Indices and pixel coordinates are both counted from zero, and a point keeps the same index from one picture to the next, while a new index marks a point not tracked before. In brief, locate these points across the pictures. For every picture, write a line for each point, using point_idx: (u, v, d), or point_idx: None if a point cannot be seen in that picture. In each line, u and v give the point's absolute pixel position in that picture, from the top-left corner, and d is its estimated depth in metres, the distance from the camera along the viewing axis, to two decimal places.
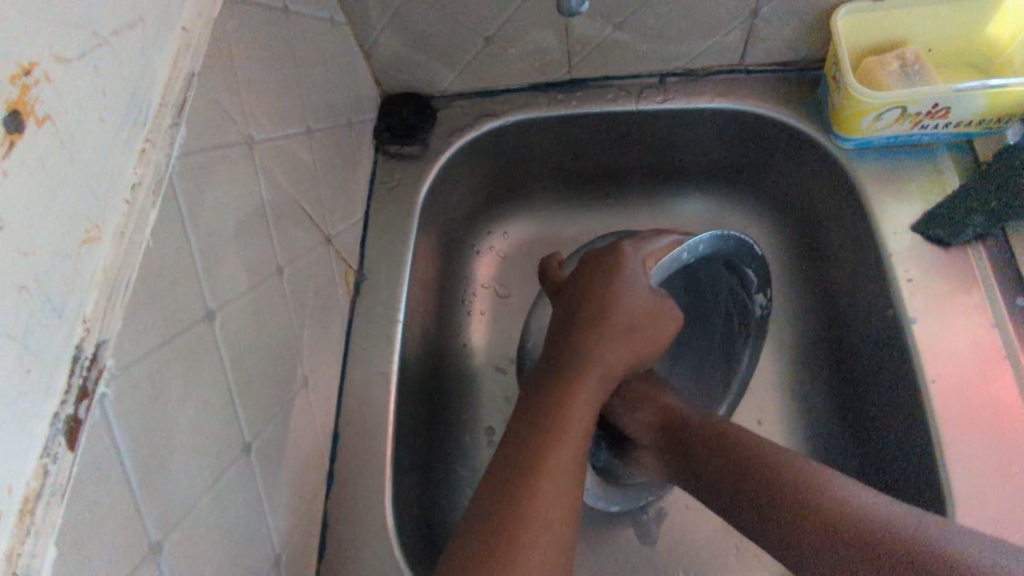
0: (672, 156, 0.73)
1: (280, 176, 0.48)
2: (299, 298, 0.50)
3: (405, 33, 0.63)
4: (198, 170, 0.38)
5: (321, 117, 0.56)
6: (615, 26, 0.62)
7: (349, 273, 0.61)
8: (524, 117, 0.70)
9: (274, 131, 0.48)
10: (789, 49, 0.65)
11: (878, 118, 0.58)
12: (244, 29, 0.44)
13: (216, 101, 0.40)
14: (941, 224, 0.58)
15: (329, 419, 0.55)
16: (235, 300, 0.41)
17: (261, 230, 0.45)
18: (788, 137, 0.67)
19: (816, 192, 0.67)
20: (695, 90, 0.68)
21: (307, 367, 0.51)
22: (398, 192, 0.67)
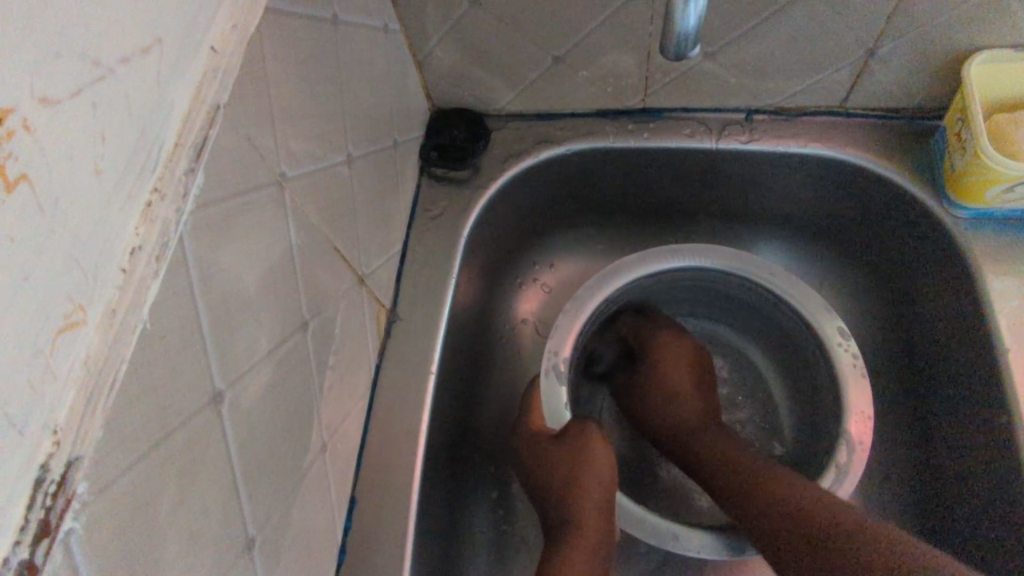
0: (749, 200, 0.65)
1: (314, 214, 0.42)
2: (324, 353, 0.44)
3: (464, 47, 0.56)
4: (215, 223, 0.31)
5: (364, 140, 0.49)
6: (705, 55, 0.54)
7: (382, 313, 0.55)
8: (588, 145, 0.62)
9: (311, 163, 0.41)
10: (903, 95, 0.56)
11: (1009, 190, 0.49)
12: (285, 46, 0.37)
13: (245, 136, 0.34)
14: None
15: (345, 483, 0.49)
16: (249, 372, 0.34)
17: (287, 281, 0.38)
18: (889, 195, 0.59)
19: (915, 259, 0.59)
20: (785, 131, 0.60)
21: (326, 429, 0.45)
22: (441, 220, 0.60)
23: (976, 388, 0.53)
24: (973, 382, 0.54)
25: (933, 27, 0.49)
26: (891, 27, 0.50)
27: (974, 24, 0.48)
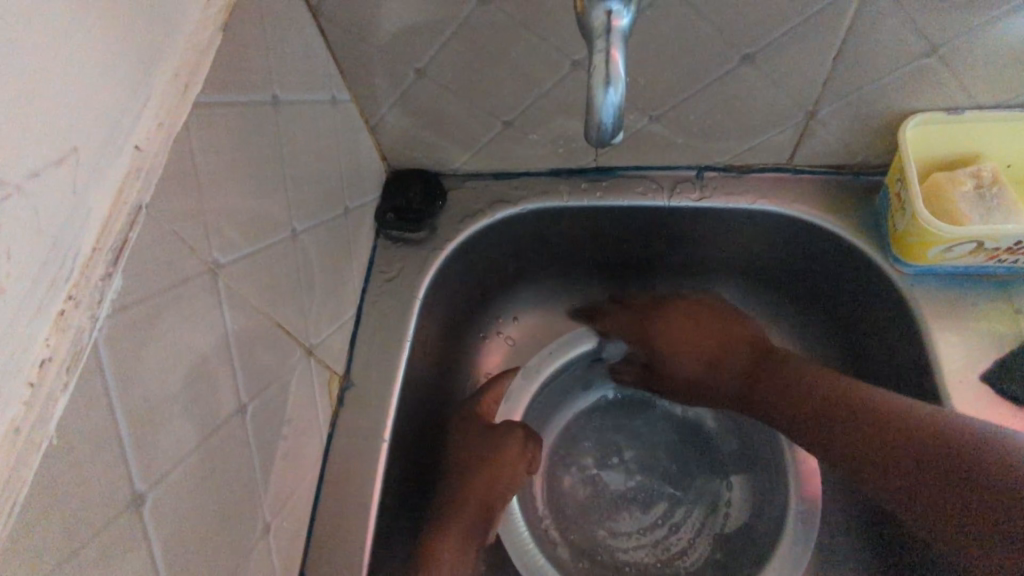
0: (705, 253, 0.66)
1: (254, 294, 0.42)
2: (267, 432, 0.44)
3: (415, 113, 0.56)
4: (139, 323, 0.31)
5: (312, 212, 0.50)
6: (651, 119, 0.55)
7: (334, 381, 0.54)
8: (543, 204, 0.63)
9: (249, 245, 0.41)
10: (847, 153, 0.57)
11: (948, 251, 0.50)
12: (217, 134, 0.37)
13: (172, 231, 0.34)
14: (1022, 380, 0.50)
15: (293, 558, 0.49)
16: (177, 467, 0.34)
17: (223, 368, 0.38)
18: (838, 251, 0.59)
19: (865, 313, 0.60)
20: (735, 188, 0.61)
21: (271, 509, 0.45)
22: (397, 282, 0.60)
23: None
24: None
25: (869, 92, 0.50)
26: (827, 93, 0.51)
27: (908, 88, 0.50)
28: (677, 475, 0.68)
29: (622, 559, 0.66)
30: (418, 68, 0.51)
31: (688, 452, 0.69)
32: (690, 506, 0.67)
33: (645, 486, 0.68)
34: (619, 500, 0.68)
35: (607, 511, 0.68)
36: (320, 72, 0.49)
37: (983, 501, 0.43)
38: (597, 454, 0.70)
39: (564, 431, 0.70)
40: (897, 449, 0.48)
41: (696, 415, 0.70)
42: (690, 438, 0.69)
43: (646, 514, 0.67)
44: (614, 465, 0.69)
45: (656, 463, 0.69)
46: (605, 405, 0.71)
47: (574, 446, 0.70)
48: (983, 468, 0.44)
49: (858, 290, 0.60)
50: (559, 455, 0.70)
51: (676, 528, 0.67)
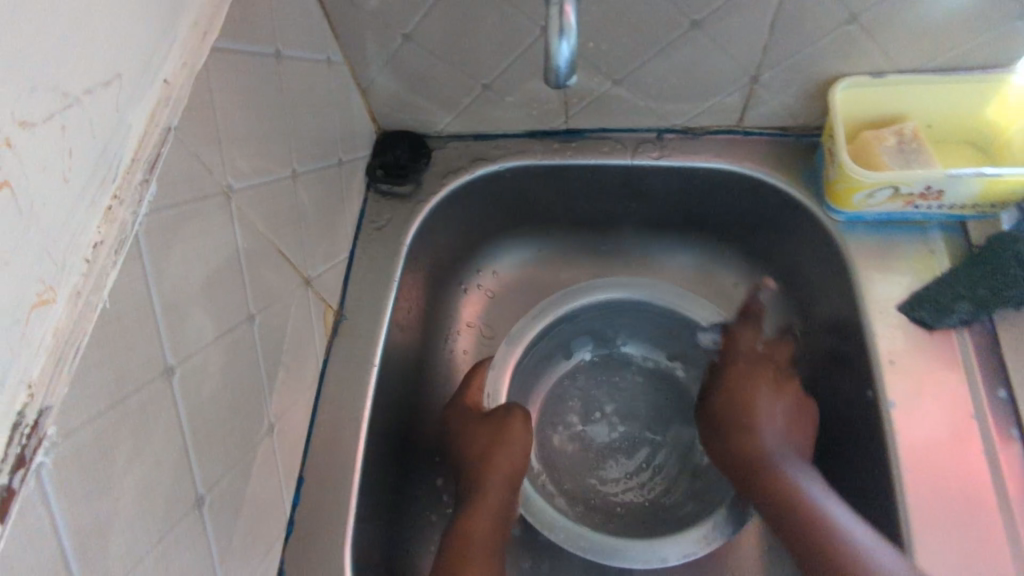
0: (667, 210, 0.73)
1: (259, 221, 0.48)
2: (271, 345, 0.50)
3: (402, 76, 0.63)
4: (167, 225, 0.37)
5: (309, 159, 0.56)
6: (614, 82, 0.62)
7: (329, 314, 0.61)
8: (518, 163, 0.69)
9: (256, 177, 0.47)
10: (788, 115, 0.64)
11: (870, 196, 0.57)
12: (230, 78, 0.44)
13: (195, 155, 0.40)
14: (929, 307, 0.57)
15: (293, 464, 0.55)
16: (199, 353, 0.40)
17: (234, 279, 0.44)
18: (782, 203, 0.66)
19: (805, 260, 0.67)
20: (691, 148, 0.67)
21: (275, 414, 0.51)
22: (385, 231, 0.67)
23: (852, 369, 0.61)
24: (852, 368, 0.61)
25: (802, 57, 0.57)
26: (766, 57, 0.58)
27: (835, 53, 0.57)
28: (655, 422, 0.75)
29: (614, 504, 0.72)
30: (405, 33, 0.58)
31: (663, 398, 0.76)
32: (669, 445, 0.74)
33: (628, 435, 0.75)
34: (606, 450, 0.74)
35: (596, 465, 0.74)
36: (317, 34, 0.55)
37: (828, 547, 0.54)
38: (583, 405, 0.76)
39: (546, 393, 0.77)
40: (764, 503, 0.59)
41: (667, 368, 0.77)
42: (661, 388, 0.76)
43: (630, 460, 0.74)
44: (601, 417, 0.75)
45: (636, 412, 0.76)
46: (583, 367, 0.78)
47: (559, 408, 0.76)
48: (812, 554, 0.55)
49: (799, 239, 0.67)
50: (545, 417, 0.76)
51: (659, 468, 0.73)
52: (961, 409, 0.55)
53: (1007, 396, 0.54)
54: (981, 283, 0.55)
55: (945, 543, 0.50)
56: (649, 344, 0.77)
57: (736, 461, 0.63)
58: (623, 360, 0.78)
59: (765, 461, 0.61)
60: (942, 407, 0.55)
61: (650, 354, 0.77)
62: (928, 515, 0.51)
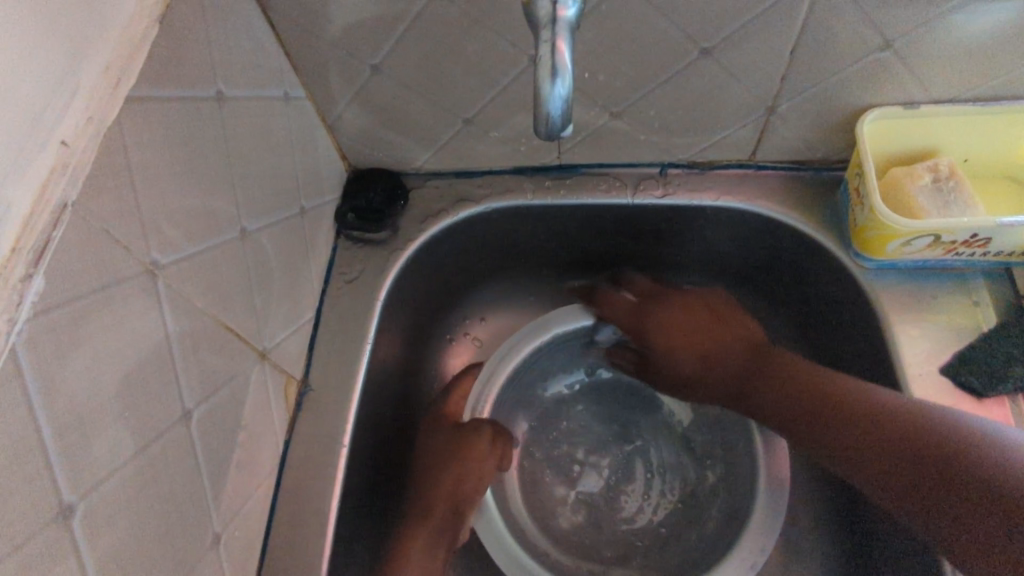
0: (670, 250, 0.66)
1: (198, 295, 0.40)
2: (217, 438, 0.42)
3: (373, 111, 0.55)
4: (62, 326, 0.30)
5: (264, 211, 0.48)
6: (612, 115, 0.54)
7: (291, 383, 0.53)
8: (506, 203, 0.62)
9: (193, 244, 0.40)
10: (808, 149, 0.57)
11: (906, 244, 0.50)
12: (152, 128, 0.36)
13: (102, 231, 0.32)
14: (977, 371, 0.50)
15: (248, 568, 0.47)
16: (113, 476, 0.32)
17: (163, 372, 0.37)
18: (801, 246, 0.59)
19: (828, 309, 0.60)
20: (698, 185, 0.60)
21: (222, 519, 0.43)
22: (357, 283, 0.59)
23: None
24: None
25: (827, 86, 0.50)
26: (786, 88, 0.51)
27: (864, 83, 0.50)
28: (624, 434, 0.69)
29: (657, 531, 0.65)
30: (373, 64, 0.50)
31: (614, 393, 0.70)
32: (653, 438, 0.68)
33: (614, 462, 0.68)
34: (611, 492, 0.67)
35: (617, 517, 0.66)
36: (270, 68, 0.47)
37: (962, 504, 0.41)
38: (572, 446, 0.68)
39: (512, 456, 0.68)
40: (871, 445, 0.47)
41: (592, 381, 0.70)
42: (602, 398, 0.70)
43: (641, 485, 0.67)
44: (590, 459, 0.68)
45: (613, 432, 0.69)
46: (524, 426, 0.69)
47: (543, 492, 0.67)
48: (939, 452, 0.44)
49: (818, 284, 0.60)
50: (533, 498, 0.67)
51: (661, 463, 0.67)
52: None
53: None
54: None
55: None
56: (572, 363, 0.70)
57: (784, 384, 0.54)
58: (554, 399, 0.70)
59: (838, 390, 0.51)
60: None
61: (571, 378, 0.70)
62: None
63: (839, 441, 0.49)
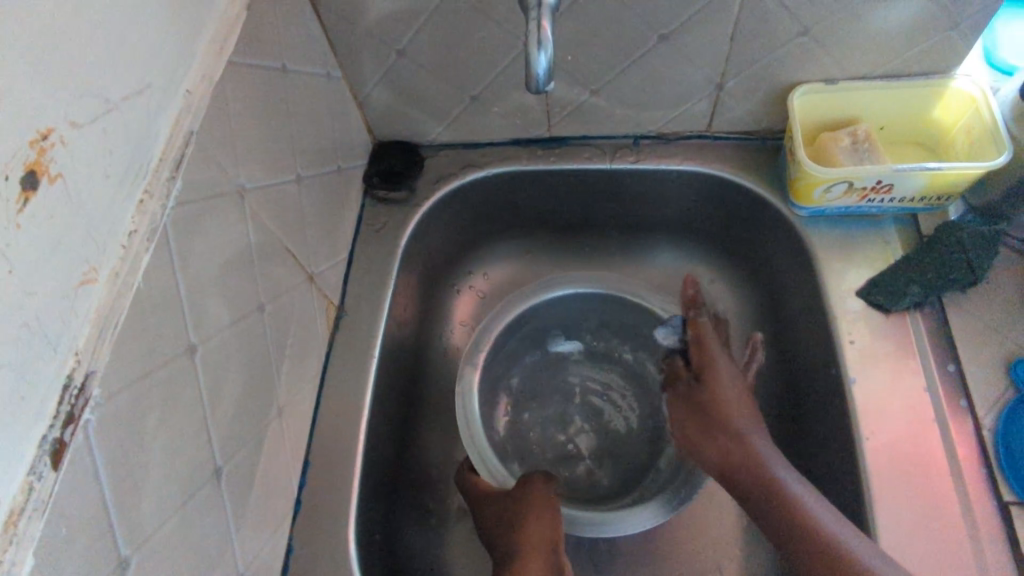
0: (644, 211, 0.78)
1: (268, 218, 0.52)
2: (279, 333, 0.54)
3: (396, 89, 0.68)
4: (189, 218, 0.42)
5: (312, 164, 0.60)
6: (591, 92, 0.67)
7: (330, 309, 0.65)
8: (505, 168, 0.74)
9: (265, 179, 0.52)
10: (753, 120, 0.69)
11: (828, 191, 0.62)
12: (241, 87, 0.48)
13: (211, 156, 0.44)
14: (883, 291, 0.62)
15: (300, 447, 0.59)
16: (217, 334, 0.44)
17: (246, 270, 0.49)
18: (751, 203, 0.71)
19: (773, 256, 0.72)
20: (665, 152, 0.73)
21: (282, 399, 0.55)
22: (382, 233, 0.71)
23: (815, 352, 0.66)
24: (816, 353, 0.66)
25: (762, 65, 0.63)
26: (730, 67, 0.63)
27: (791, 63, 0.62)
28: (588, 387, 0.81)
29: (643, 432, 0.78)
30: (398, 49, 0.63)
31: (558, 359, 0.82)
32: (594, 376, 0.82)
33: (593, 410, 0.80)
34: (602, 432, 0.79)
35: (619, 442, 0.78)
36: (318, 51, 0.60)
37: None
38: (555, 409, 0.80)
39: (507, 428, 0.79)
40: (744, 489, 0.59)
41: (552, 359, 0.83)
42: (568, 365, 0.82)
43: (622, 424, 0.79)
44: (572, 416, 0.80)
45: (585, 385, 0.81)
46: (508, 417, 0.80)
47: (569, 461, 0.77)
48: (809, 537, 0.53)
49: (764, 235, 0.72)
50: (565, 472, 0.77)
51: (615, 387, 0.81)
52: (915, 383, 0.59)
53: (956, 370, 0.58)
54: (936, 270, 0.60)
55: (904, 501, 0.55)
56: (526, 345, 0.82)
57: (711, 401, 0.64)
58: (525, 385, 0.82)
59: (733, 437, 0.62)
60: (900, 384, 0.59)
61: (533, 364, 0.82)
62: (900, 496, 0.55)
63: (729, 478, 0.60)
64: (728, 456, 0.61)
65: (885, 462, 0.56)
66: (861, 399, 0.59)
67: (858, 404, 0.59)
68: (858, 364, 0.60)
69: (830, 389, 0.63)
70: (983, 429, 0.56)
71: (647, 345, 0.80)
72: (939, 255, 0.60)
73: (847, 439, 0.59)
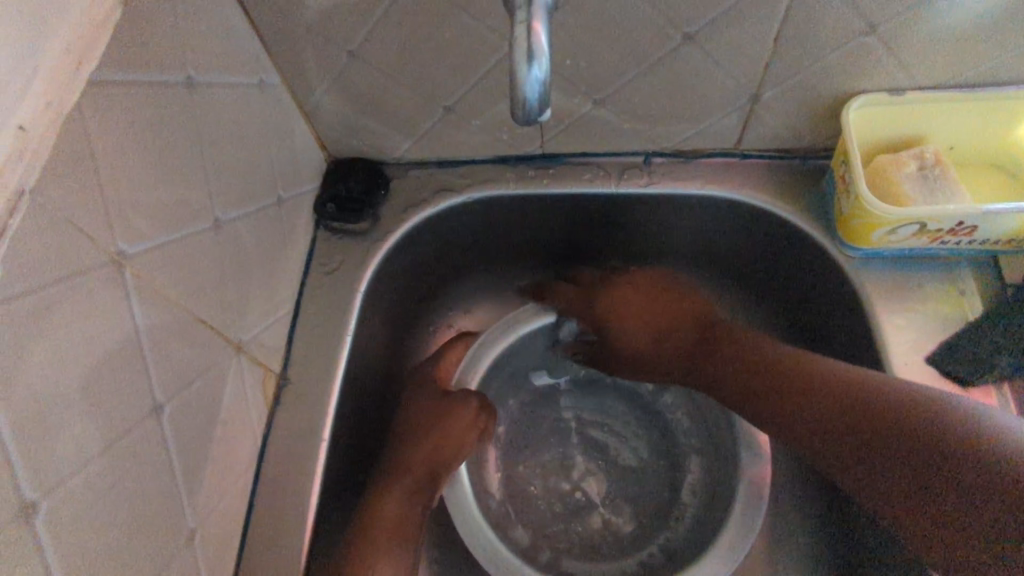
0: (660, 240, 0.65)
1: (167, 286, 0.39)
2: (191, 431, 0.41)
3: (351, 98, 0.54)
4: (22, 320, 0.29)
5: (239, 201, 0.47)
6: (595, 103, 0.54)
7: (269, 377, 0.52)
8: (487, 193, 0.61)
9: (163, 235, 0.39)
10: (793, 137, 0.56)
11: (891, 232, 0.50)
12: (117, 114, 0.35)
13: (64, 221, 0.31)
14: (964, 360, 0.50)
15: (225, 565, 0.46)
16: (79, 471, 0.32)
17: (132, 366, 0.36)
18: (787, 235, 0.59)
19: (813, 299, 0.60)
20: (683, 173, 0.60)
21: (196, 515, 0.42)
22: (337, 274, 0.58)
23: None
24: None
25: (812, 72, 0.50)
26: (771, 73, 0.50)
27: (849, 70, 0.49)
28: (584, 420, 0.69)
29: (656, 460, 0.67)
30: (351, 50, 0.49)
31: (546, 395, 0.70)
32: (587, 405, 0.69)
33: (596, 443, 0.68)
34: (614, 468, 0.67)
35: (632, 477, 0.67)
36: (243, 53, 0.46)
37: (944, 518, 0.38)
38: (552, 448, 0.68)
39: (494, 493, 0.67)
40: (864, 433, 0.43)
41: (540, 393, 0.69)
42: (556, 399, 0.70)
43: (636, 454, 0.67)
44: (573, 454, 0.68)
45: (586, 418, 0.69)
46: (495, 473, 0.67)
47: (582, 513, 0.65)
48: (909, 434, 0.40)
49: (802, 274, 0.60)
50: (578, 527, 0.65)
51: (613, 414, 0.69)
52: None
53: None
54: None
55: None
56: (510, 383, 0.69)
57: (692, 346, 0.57)
58: (513, 433, 0.68)
59: (772, 360, 0.52)
60: None
61: (518, 395, 0.69)
62: None
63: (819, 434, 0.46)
64: (773, 379, 0.50)
65: None
66: None
67: None
68: None
69: None
70: None
71: None
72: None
73: None
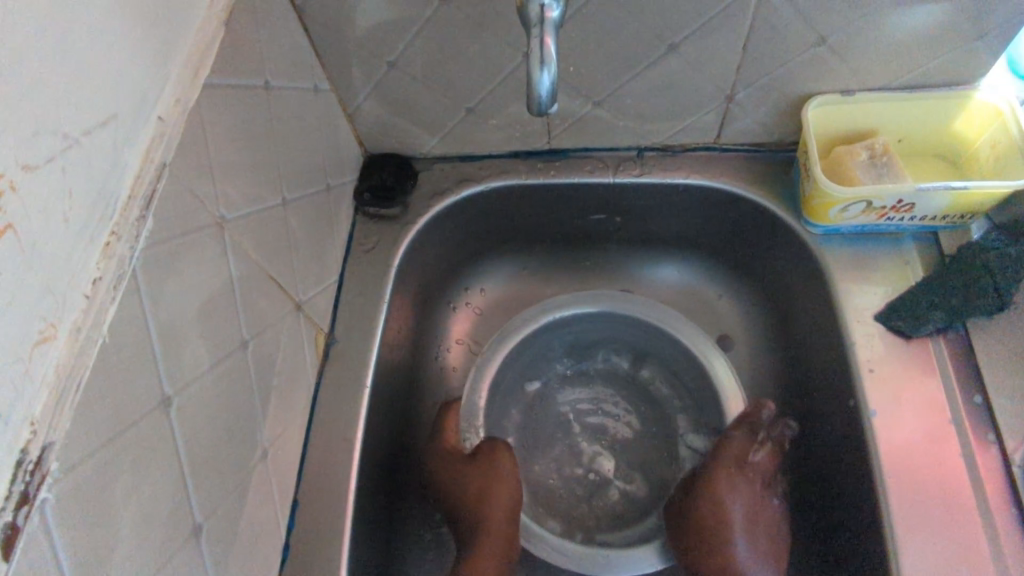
0: (652, 226, 0.75)
1: (249, 247, 0.48)
2: (265, 369, 0.51)
3: (388, 102, 0.64)
4: (163, 258, 0.38)
5: (299, 185, 0.57)
6: (594, 104, 0.63)
7: (320, 336, 0.62)
8: (502, 183, 0.71)
9: (247, 207, 0.48)
10: (764, 132, 0.66)
11: (844, 210, 0.59)
12: (219, 110, 0.44)
13: (187, 189, 0.41)
14: (904, 316, 0.59)
15: (287, 488, 0.56)
16: (195, 381, 0.41)
17: (227, 307, 0.45)
18: (760, 218, 0.68)
19: (784, 273, 0.69)
20: (671, 166, 0.69)
21: (268, 439, 0.52)
22: (373, 253, 0.68)
23: (832, 381, 0.63)
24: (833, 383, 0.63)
25: (775, 76, 0.59)
26: (741, 77, 0.59)
27: (806, 75, 0.59)
28: (581, 412, 0.77)
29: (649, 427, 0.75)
30: (390, 61, 0.59)
31: (544, 397, 0.78)
32: (581, 396, 0.78)
33: (598, 425, 0.76)
34: (618, 441, 0.75)
35: (631, 448, 0.75)
36: (304, 64, 0.56)
37: None
38: (563, 429, 0.76)
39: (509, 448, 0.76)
40: None
41: (536, 397, 0.78)
42: (552, 400, 0.78)
43: (631, 429, 0.76)
44: (582, 437, 0.76)
45: (582, 404, 0.77)
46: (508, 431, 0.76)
47: (600, 490, 0.73)
48: None
49: (773, 252, 0.69)
50: (598, 502, 0.73)
51: (603, 397, 0.77)
52: (935, 402, 0.57)
53: (982, 401, 0.56)
54: (962, 298, 0.57)
55: (931, 548, 0.52)
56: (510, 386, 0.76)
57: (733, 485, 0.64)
58: (524, 405, 0.77)
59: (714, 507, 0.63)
60: (918, 412, 0.57)
61: (529, 373, 0.77)
62: (927, 544, 0.52)
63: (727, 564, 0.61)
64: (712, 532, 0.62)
65: (911, 506, 0.53)
66: (881, 434, 0.56)
67: (879, 440, 0.56)
68: (877, 398, 0.58)
69: (848, 423, 0.60)
70: (1014, 466, 0.53)
71: (621, 345, 0.77)
72: (961, 276, 0.57)
73: (866, 476, 0.57)
